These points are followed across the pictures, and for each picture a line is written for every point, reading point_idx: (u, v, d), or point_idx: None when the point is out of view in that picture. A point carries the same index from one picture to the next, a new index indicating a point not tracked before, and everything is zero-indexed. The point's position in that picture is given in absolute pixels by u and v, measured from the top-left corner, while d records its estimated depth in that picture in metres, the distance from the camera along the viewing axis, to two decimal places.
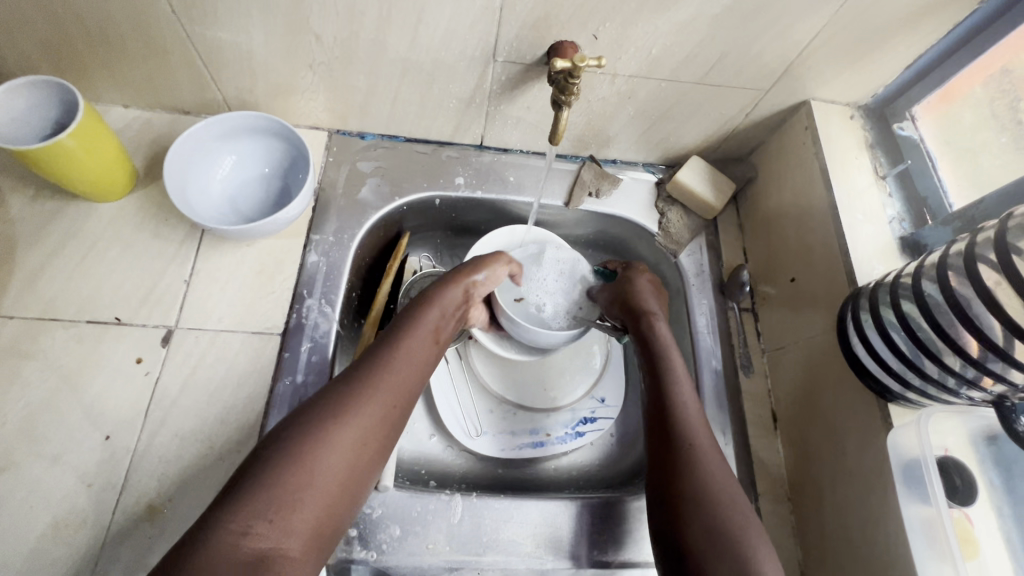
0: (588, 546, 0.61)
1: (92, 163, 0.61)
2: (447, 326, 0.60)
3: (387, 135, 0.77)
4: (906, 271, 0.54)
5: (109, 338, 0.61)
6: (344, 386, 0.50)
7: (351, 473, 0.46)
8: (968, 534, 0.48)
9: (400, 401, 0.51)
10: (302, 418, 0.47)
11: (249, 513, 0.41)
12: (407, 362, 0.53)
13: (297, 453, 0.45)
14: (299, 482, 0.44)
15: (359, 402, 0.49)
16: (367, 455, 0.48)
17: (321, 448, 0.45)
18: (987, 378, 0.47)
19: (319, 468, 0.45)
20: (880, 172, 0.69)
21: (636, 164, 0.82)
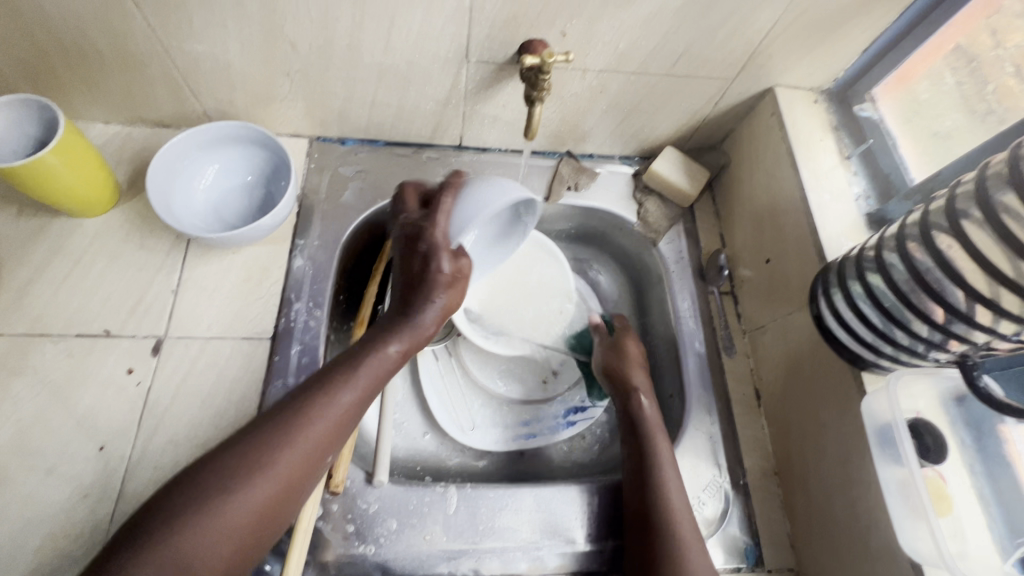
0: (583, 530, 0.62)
1: (82, 185, 0.63)
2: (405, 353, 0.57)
3: (367, 139, 0.78)
4: (870, 244, 0.56)
5: (99, 350, 0.62)
6: (264, 432, 0.47)
7: (261, 523, 0.45)
8: (941, 492, 0.50)
9: (335, 436, 0.50)
10: (215, 466, 0.45)
11: (150, 565, 0.40)
12: (344, 404, 0.50)
13: (209, 496, 0.43)
14: (208, 529, 0.42)
15: (286, 443, 0.47)
16: (289, 494, 0.47)
17: (230, 501, 0.44)
18: (950, 340, 0.49)
19: (227, 522, 0.43)
20: (845, 153, 0.71)
21: (612, 157, 0.84)
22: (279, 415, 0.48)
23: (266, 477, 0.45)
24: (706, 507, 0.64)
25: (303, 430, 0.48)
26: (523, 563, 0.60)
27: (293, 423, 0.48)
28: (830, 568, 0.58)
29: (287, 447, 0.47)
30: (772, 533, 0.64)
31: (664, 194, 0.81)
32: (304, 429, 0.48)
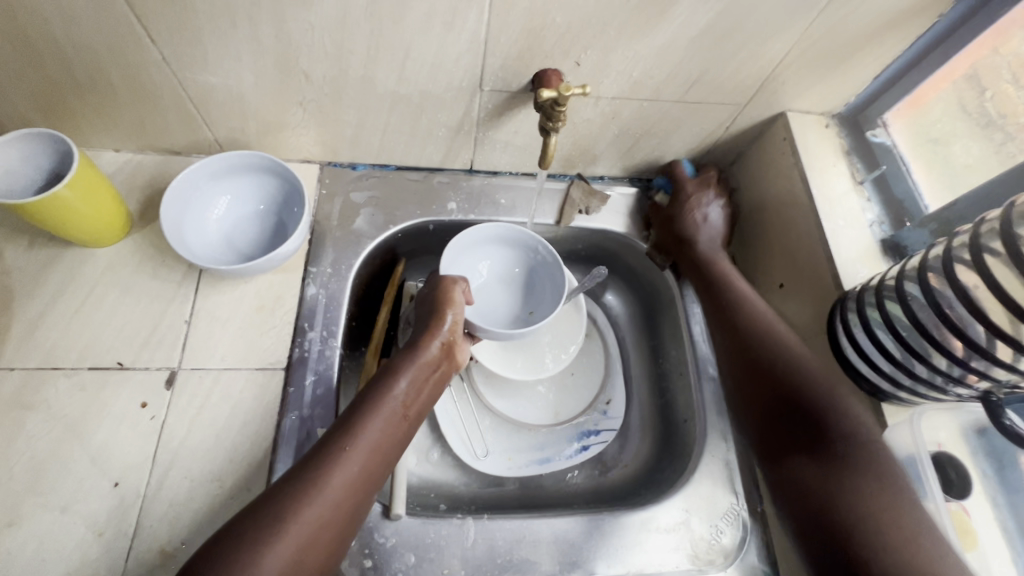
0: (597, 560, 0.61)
1: (89, 211, 0.62)
2: (415, 402, 0.58)
3: (378, 164, 0.78)
4: (890, 274, 0.55)
5: (113, 383, 0.61)
6: (278, 496, 0.48)
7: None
8: (966, 526, 0.50)
9: (360, 485, 0.51)
10: (231, 537, 0.45)
11: None
12: (355, 458, 0.51)
13: (242, 555, 0.44)
14: None
15: (313, 495, 0.48)
16: (319, 547, 0.48)
17: (249, 570, 0.44)
18: (971, 375, 0.49)
19: None
20: (857, 178, 0.71)
21: (623, 179, 0.84)
22: (293, 477, 0.49)
23: (284, 541, 0.46)
24: (724, 535, 0.64)
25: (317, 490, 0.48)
26: None
27: (318, 474, 0.49)
28: None
29: (301, 510, 0.47)
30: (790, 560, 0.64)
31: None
32: (329, 480, 0.49)
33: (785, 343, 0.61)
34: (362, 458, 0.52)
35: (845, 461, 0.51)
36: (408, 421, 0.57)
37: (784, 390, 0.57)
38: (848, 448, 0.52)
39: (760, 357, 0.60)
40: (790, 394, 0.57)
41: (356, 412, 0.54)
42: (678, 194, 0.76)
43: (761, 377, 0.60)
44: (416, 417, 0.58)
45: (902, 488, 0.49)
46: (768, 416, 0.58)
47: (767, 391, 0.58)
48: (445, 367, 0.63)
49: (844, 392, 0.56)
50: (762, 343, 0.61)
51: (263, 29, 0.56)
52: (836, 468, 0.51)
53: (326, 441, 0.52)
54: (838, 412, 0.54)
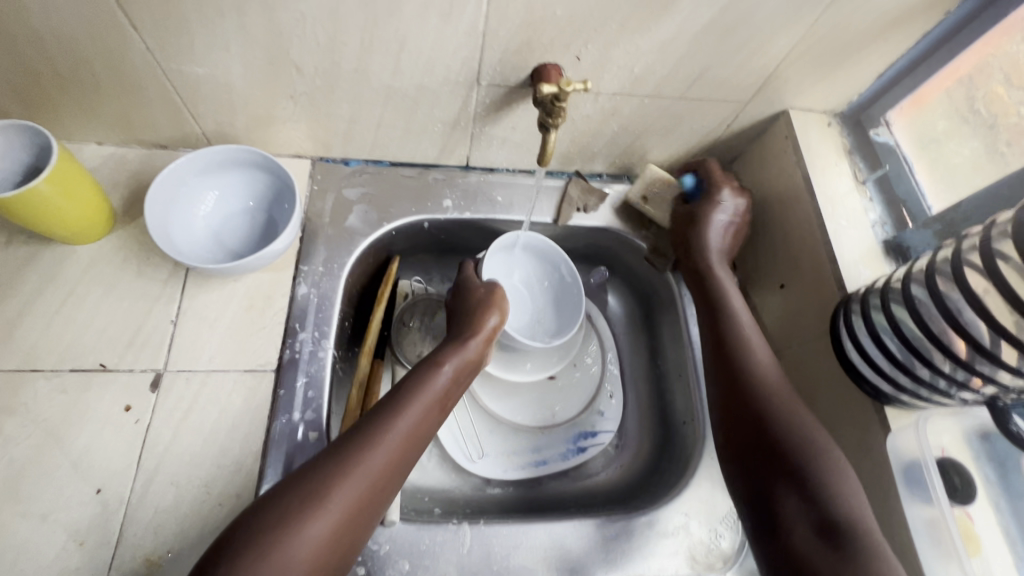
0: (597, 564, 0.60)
1: (69, 206, 0.60)
2: (455, 388, 0.61)
3: (372, 160, 0.76)
4: (895, 277, 0.55)
5: (95, 386, 0.59)
6: (328, 463, 0.50)
7: (328, 553, 0.47)
8: (969, 532, 0.50)
9: (397, 469, 0.52)
10: (283, 494, 0.48)
11: None
12: (400, 436, 0.53)
13: (284, 524, 0.46)
14: (283, 556, 0.45)
15: (353, 473, 0.49)
16: (356, 526, 0.49)
17: (300, 528, 0.46)
18: (976, 379, 0.48)
19: (297, 554, 0.45)
20: (859, 178, 0.70)
21: (622, 177, 0.83)
22: (342, 446, 0.51)
23: (332, 507, 0.48)
24: (723, 539, 0.63)
25: (365, 462, 0.50)
26: None
27: (359, 454, 0.50)
28: None
29: (349, 479, 0.49)
30: None
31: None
32: (370, 460, 0.51)
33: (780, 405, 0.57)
34: (407, 438, 0.54)
35: (841, 546, 0.48)
36: (446, 408, 0.59)
37: (781, 456, 0.53)
38: (844, 533, 0.48)
39: (758, 419, 0.56)
40: (788, 462, 0.53)
41: (403, 392, 0.57)
42: (711, 194, 0.72)
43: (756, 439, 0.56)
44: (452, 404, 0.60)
45: (897, 574, 0.46)
46: (762, 478, 0.54)
47: (761, 458, 0.55)
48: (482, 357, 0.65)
49: (845, 464, 0.52)
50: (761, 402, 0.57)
51: (252, 18, 0.54)
52: (832, 551, 0.48)
53: (373, 416, 0.54)
54: (833, 492, 0.51)
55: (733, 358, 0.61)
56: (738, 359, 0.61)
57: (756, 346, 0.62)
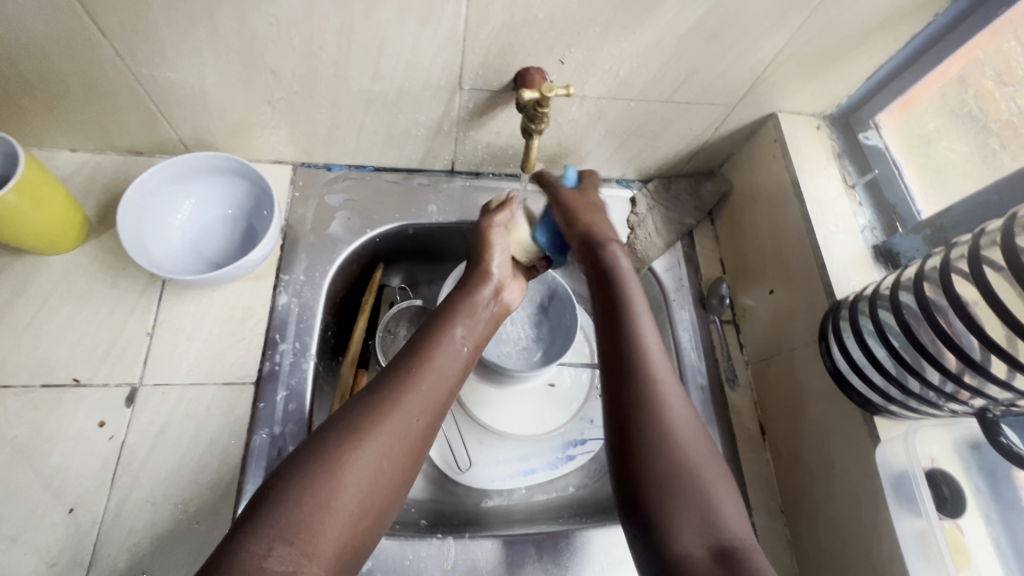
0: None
1: (35, 219, 0.58)
2: (471, 335, 0.59)
3: (355, 165, 0.75)
4: (884, 284, 0.54)
5: (68, 401, 0.58)
6: (355, 414, 0.48)
7: (368, 502, 0.45)
8: (959, 544, 0.49)
9: (433, 413, 0.52)
10: (309, 449, 0.46)
11: (263, 536, 0.41)
12: (432, 381, 0.53)
13: (321, 466, 0.44)
14: (321, 497, 0.43)
15: (388, 415, 0.49)
16: (397, 469, 0.47)
17: (335, 476, 0.44)
18: (964, 392, 0.47)
19: (340, 492, 0.44)
20: (850, 181, 0.69)
21: (610, 181, 0.82)
22: (367, 397, 0.50)
23: (366, 450, 0.46)
24: None
25: (395, 407, 0.49)
26: None
27: (391, 397, 0.50)
28: None
29: (381, 423, 0.48)
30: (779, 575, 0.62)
31: (669, 210, 0.80)
32: (405, 400, 0.50)
33: (682, 441, 0.49)
34: (432, 383, 0.52)
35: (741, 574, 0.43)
36: (468, 355, 0.58)
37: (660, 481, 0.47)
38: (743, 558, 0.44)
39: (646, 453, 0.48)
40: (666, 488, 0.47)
41: (422, 344, 0.56)
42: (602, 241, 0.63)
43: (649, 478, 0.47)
44: (475, 353, 0.59)
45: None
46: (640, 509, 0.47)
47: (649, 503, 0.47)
48: (495, 310, 0.64)
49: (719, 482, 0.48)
50: (664, 441, 0.48)
51: (224, 22, 0.52)
52: None
53: (396, 368, 0.53)
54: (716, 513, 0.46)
55: (636, 387, 0.51)
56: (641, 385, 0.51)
57: (658, 366, 0.52)
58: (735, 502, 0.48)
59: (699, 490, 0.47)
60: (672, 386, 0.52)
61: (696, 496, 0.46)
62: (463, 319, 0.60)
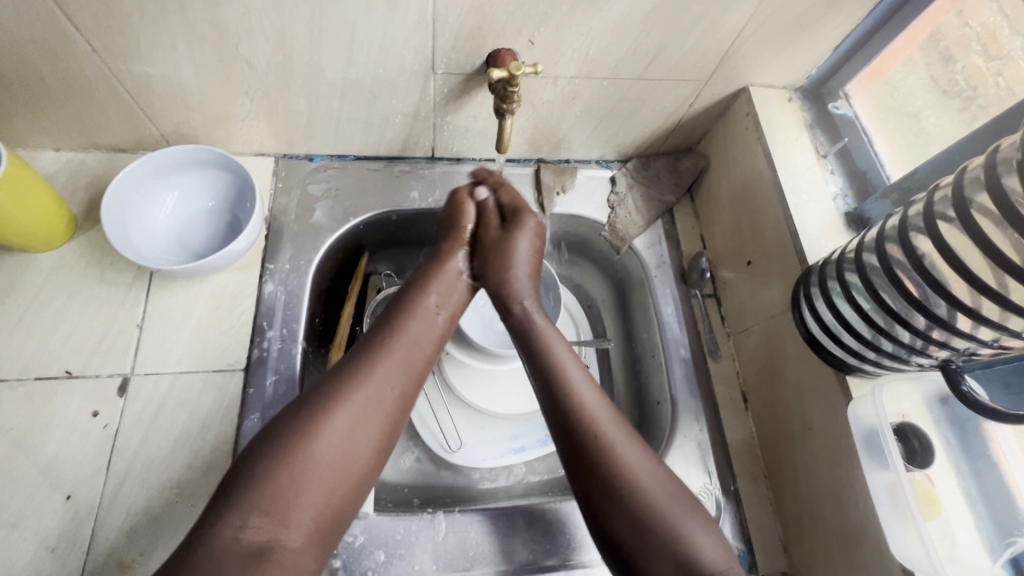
0: (533, 551, 0.60)
1: (34, 219, 0.60)
2: (445, 305, 0.62)
3: (336, 155, 0.76)
4: (850, 247, 0.55)
5: (61, 393, 0.59)
6: (327, 384, 0.50)
7: (343, 471, 0.47)
8: (929, 494, 0.50)
9: (409, 378, 0.54)
10: (283, 420, 0.48)
11: (239, 511, 0.43)
12: (405, 350, 0.55)
13: (293, 439, 0.46)
14: (296, 469, 0.45)
15: (360, 383, 0.50)
16: (375, 430, 0.50)
17: (308, 446, 0.46)
18: (931, 345, 0.48)
19: (316, 460, 0.46)
20: (822, 151, 0.70)
21: (590, 162, 0.83)
22: (340, 366, 0.51)
23: (337, 421, 0.48)
24: None
25: (368, 376, 0.51)
26: None
27: (361, 368, 0.51)
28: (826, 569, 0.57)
29: (353, 392, 0.50)
30: (764, 537, 0.63)
31: (648, 187, 0.81)
32: (377, 369, 0.52)
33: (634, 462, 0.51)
34: (406, 352, 0.55)
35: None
36: (442, 323, 0.60)
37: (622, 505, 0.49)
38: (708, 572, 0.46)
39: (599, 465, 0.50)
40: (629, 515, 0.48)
41: (395, 314, 0.58)
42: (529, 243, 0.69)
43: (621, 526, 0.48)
44: (450, 320, 0.62)
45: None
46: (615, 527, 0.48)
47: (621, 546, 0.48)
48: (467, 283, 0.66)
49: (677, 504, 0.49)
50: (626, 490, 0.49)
51: (196, 14, 0.53)
52: None
53: (366, 343, 0.54)
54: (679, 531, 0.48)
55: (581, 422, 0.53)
56: (593, 435, 0.52)
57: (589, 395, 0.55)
58: (705, 526, 0.49)
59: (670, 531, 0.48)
60: (628, 441, 0.52)
61: (666, 539, 0.47)
62: (435, 288, 0.62)
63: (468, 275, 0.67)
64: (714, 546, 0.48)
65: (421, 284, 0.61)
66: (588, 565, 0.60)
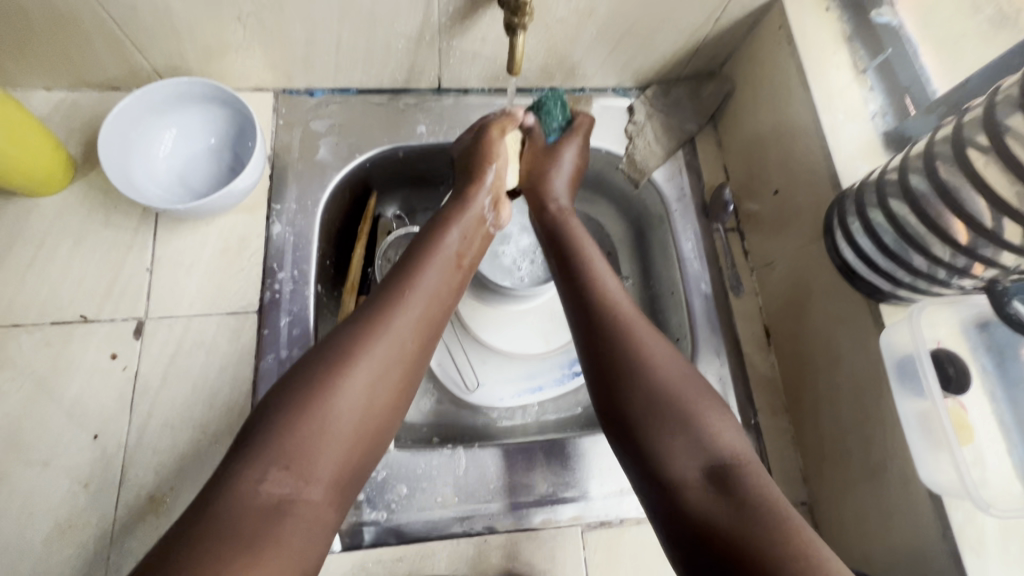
0: (553, 483, 0.60)
1: (37, 165, 0.59)
2: (465, 253, 0.60)
3: (338, 88, 0.72)
4: (890, 166, 0.52)
5: (78, 337, 0.59)
6: (346, 338, 0.49)
7: (364, 425, 0.47)
8: (963, 421, 0.49)
9: (425, 333, 0.53)
10: (303, 372, 0.46)
11: (257, 465, 0.42)
12: (422, 300, 0.53)
13: (313, 394, 0.45)
14: (316, 424, 0.44)
15: (380, 336, 0.49)
16: (393, 386, 0.49)
17: (328, 400, 0.45)
18: (978, 266, 0.46)
19: (337, 412, 0.45)
20: (861, 67, 0.64)
21: (606, 90, 0.78)
22: (358, 319, 0.50)
23: (358, 377, 0.47)
24: None
25: (388, 330, 0.50)
26: (537, 516, 0.59)
27: (381, 320, 0.50)
28: (847, 498, 0.57)
29: (373, 347, 0.48)
30: (784, 468, 0.63)
31: (669, 115, 0.77)
32: (396, 323, 0.50)
33: (659, 364, 0.49)
34: (424, 304, 0.53)
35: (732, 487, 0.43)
36: (462, 272, 0.59)
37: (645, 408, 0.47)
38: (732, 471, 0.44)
39: (626, 372, 0.49)
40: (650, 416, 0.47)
41: (415, 261, 0.56)
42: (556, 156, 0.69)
43: (636, 402, 0.48)
44: (469, 267, 0.60)
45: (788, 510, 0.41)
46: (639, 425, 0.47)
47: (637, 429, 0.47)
48: (489, 228, 0.65)
49: (708, 402, 0.48)
50: (639, 361, 0.49)
51: None
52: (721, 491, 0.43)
53: (385, 293, 0.53)
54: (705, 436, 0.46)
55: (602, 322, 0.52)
56: (609, 313, 0.53)
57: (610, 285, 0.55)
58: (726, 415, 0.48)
59: (686, 407, 0.47)
60: (654, 337, 0.51)
61: (680, 419, 0.47)
62: (456, 231, 0.60)
63: (489, 219, 0.65)
64: (728, 431, 0.47)
65: (442, 227, 0.59)
66: (608, 496, 0.61)
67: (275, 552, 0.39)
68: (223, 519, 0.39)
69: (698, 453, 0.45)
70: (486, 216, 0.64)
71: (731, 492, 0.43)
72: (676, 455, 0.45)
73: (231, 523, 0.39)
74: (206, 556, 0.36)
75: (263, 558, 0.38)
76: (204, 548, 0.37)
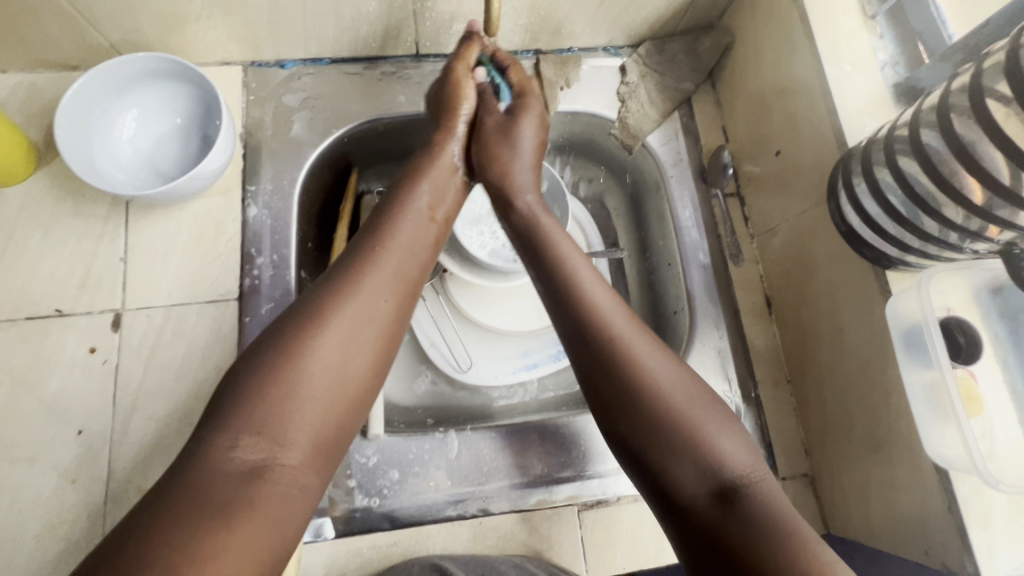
0: (548, 463, 0.59)
1: None
2: (439, 205, 0.57)
3: (309, 58, 0.68)
4: (901, 122, 0.48)
5: (55, 331, 0.57)
6: (317, 296, 0.47)
7: (340, 385, 0.45)
8: (972, 391, 0.46)
9: (404, 289, 0.50)
10: (273, 335, 0.45)
11: (228, 430, 0.40)
12: (397, 261, 0.50)
13: (282, 357, 0.43)
14: (289, 386, 0.42)
15: (349, 293, 0.47)
16: (368, 345, 0.47)
17: (299, 363, 0.43)
18: (993, 228, 0.42)
19: (311, 376, 0.43)
20: (869, 12, 0.59)
21: (596, 49, 0.73)
22: (328, 278, 0.48)
23: (329, 336, 0.45)
24: None
25: (358, 288, 0.47)
26: (532, 497, 0.58)
27: (349, 279, 0.48)
28: (850, 471, 0.55)
29: (344, 305, 0.46)
30: (785, 441, 0.61)
31: (664, 74, 0.72)
32: (369, 279, 0.48)
33: (670, 403, 0.45)
34: (397, 260, 0.50)
35: (742, 509, 0.40)
36: (439, 226, 0.56)
37: (648, 439, 0.44)
38: (743, 493, 0.41)
39: (628, 405, 0.45)
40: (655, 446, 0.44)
41: (384, 218, 0.53)
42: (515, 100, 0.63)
43: (637, 430, 0.44)
44: (446, 223, 0.57)
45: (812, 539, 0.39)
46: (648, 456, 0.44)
47: (645, 460, 0.44)
48: (463, 178, 0.61)
49: (712, 422, 0.44)
50: (641, 391, 0.45)
51: None
52: (733, 514, 0.40)
53: (356, 250, 0.50)
54: (713, 455, 0.43)
55: (596, 340, 0.47)
56: (603, 336, 0.47)
57: (599, 295, 0.50)
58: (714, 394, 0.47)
59: (687, 431, 0.44)
60: (646, 349, 0.47)
61: (685, 440, 0.43)
62: (426, 187, 0.57)
63: (462, 169, 0.61)
64: (737, 448, 0.44)
65: (413, 182, 0.56)
66: (606, 475, 0.60)
67: (251, 517, 0.38)
68: (197, 489, 0.38)
69: (707, 474, 0.42)
70: (457, 167, 0.61)
71: (740, 509, 0.40)
72: (685, 479, 0.42)
73: (203, 489, 0.38)
74: (176, 523, 0.35)
75: (237, 526, 0.37)
76: (173, 513, 0.36)
